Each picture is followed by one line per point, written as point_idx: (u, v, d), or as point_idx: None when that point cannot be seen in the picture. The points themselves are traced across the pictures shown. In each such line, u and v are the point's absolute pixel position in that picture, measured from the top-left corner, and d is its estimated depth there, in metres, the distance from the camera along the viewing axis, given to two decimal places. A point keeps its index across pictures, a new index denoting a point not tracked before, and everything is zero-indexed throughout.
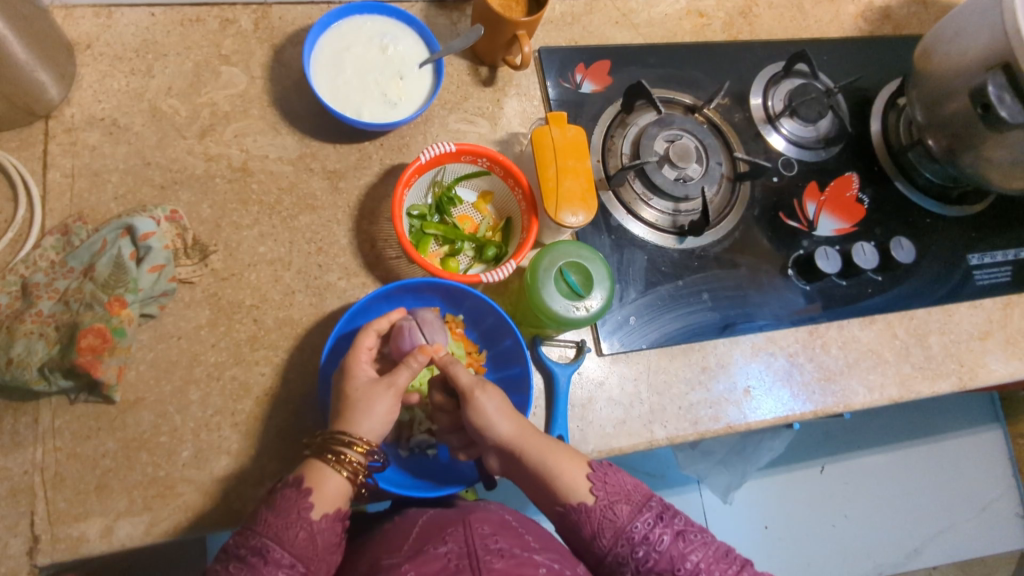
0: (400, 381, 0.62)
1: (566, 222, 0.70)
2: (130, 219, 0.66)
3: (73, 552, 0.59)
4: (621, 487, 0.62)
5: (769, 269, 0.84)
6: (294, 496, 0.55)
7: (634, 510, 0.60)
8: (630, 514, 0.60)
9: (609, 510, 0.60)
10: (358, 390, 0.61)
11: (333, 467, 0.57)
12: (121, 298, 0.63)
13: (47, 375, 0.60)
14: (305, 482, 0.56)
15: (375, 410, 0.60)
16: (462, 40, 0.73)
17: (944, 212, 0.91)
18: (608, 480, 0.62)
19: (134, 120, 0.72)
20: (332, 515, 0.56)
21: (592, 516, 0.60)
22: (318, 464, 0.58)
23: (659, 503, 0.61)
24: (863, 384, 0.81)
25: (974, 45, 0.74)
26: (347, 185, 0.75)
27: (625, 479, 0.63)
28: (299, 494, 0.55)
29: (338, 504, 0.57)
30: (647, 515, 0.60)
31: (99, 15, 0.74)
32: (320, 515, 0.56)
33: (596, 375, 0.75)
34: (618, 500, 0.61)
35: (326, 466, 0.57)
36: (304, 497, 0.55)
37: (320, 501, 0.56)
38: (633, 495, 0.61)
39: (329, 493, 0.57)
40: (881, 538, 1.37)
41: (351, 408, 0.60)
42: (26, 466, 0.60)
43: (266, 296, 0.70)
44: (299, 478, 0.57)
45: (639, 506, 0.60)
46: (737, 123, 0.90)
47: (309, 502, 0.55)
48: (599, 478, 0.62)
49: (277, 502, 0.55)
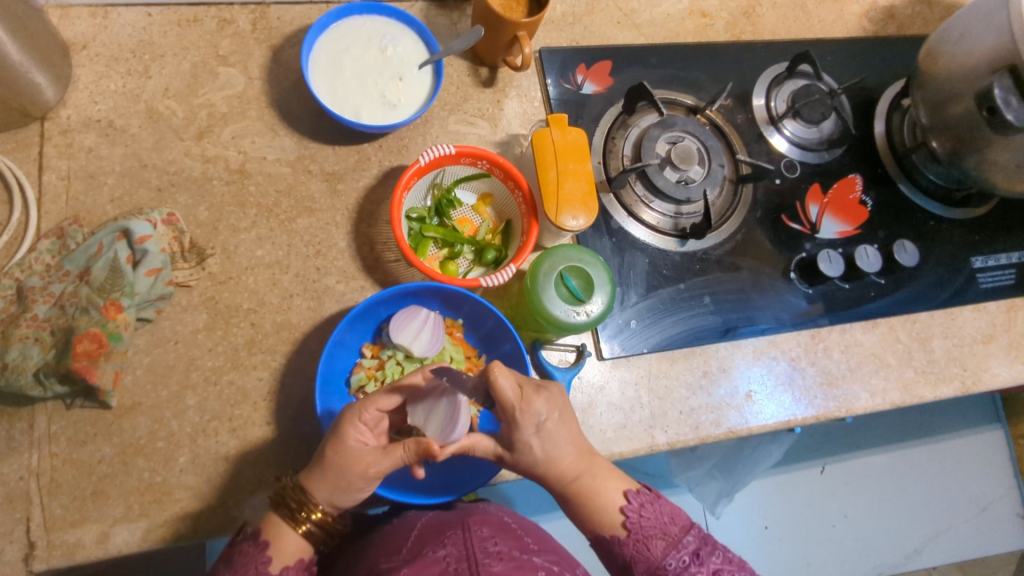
0: (386, 465, 0.57)
1: (566, 226, 0.69)
2: (127, 222, 0.65)
3: (69, 559, 0.59)
4: (657, 519, 0.63)
5: (771, 272, 0.84)
6: (251, 552, 0.56)
7: (669, 546, 0.61)
8: (665, 550, 0.61)
9: (642, 544, 0.62)
10: (342, 466, 0.56)
11: (291, 524, 0.57)
12: (117, 302, 0.62)
13: (42, 381, 0.59)
14: (263, 535, 0.57)
15: (353, 492, 0.57)
16: (463, 41, 0.72)
17: (948, 214, 0.91)
18: (644, 513, 0.64)
19: (131, 122, 0.71)
20: (295, 567, 0.57)
21: (626, 548, 0.62)
22: (277, 520, 0.58)
23: (695, 537, 0.62)
24: (865, 389, 0.81)
25: (981, 47, 0.73)
26: (345, 187, 0.75)
27: (663, 510, 0.65)
28: (256, 548, 0.56)
29: (300, 555, 0.58)
30: (682, 552, 0.61)
31: (95, 15, 0.73)
32: (281, 569, 0.56)
33: (597, 379, 0.74)
34: (654, 534, 0.62)
35: (286, 522, 0.57)
36: (261, 552, 0.56)
37: (279, 555, 0.56)
38: (669, 529, 0.63)
39: (287, 549, 0.57)
40: (881, 539, 1.37)
41: (323, 475, 0.56)
42: (21, 472, 0.60)
43: (264, 299, 0.69)
44: (257, 531, 0.57)
45: (674, 542, 0.62)
46: (740, 124, 0.89)
47: (266, 557, 0.56)
48: (634, 511, 0.64)
49: (235, 557, 0.56)
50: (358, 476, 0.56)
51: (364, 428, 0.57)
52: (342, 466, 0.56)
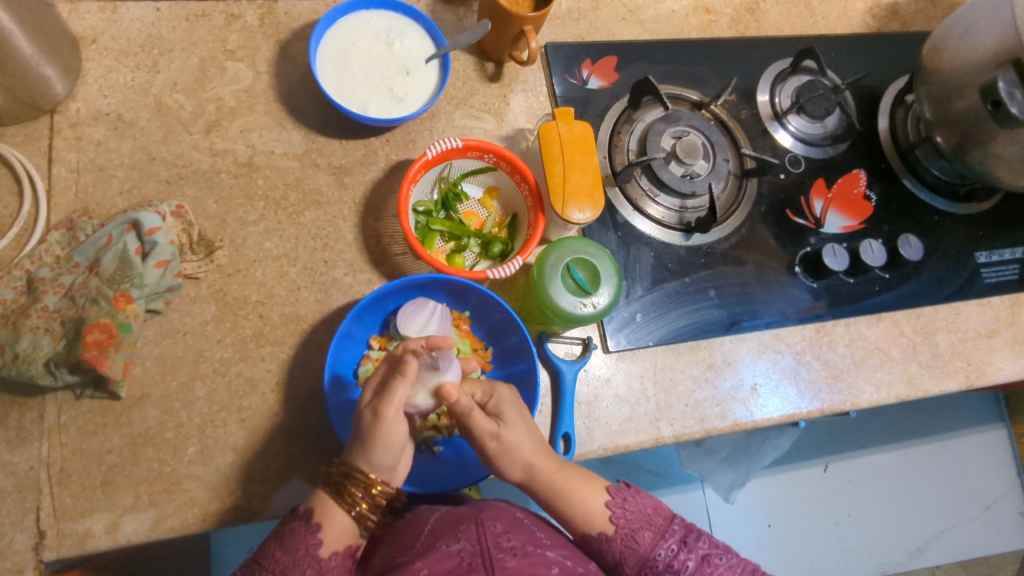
0: (401, 399, 0.57)
1: (573, 218, 0.69)
2: (137, 215, 0.66)
3: (79, 548, 0.59)
4: (641, 511, 0.64)
5: (776, 266, 0.84)
6: (301, 531, 0.56)
7: (657, 536, 0.63)
8: (653, 541, 0.62)
9: (631, 539, 0.62)
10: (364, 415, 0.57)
11: (338, 504, 0.58)
12: (127, 294, 0.63)
13: (52, 371, 0.60)
14: (313, 517, 0.57)
15: (377, 437, 0.56)
16: (469, 35, 0.72)
17: (951, 209, 0.91)
18: (627, 507, 0.64)
19: (139, 115, 0.71)
20: (342, 552, 0.57)
21: (613, 546, 0.62)
22: (325, 496, 0.58)
23: (680, 525, 0.64)
24: (869, 382, 0.81)
25: (985, 41, 0.74)
26: (352, 181, 0.75)
27: (645, 502, 0.65)
28: (307, 528, 0.56)
29: (348, 541, 0.57)
30: (670, 540, 0.63)
31: (104, 10, 0.74)
32: (330, 553, 0.56)
33: (603, 372, 0.74)
34: (641, 527, 0.63)
35: (334, 501, 0.58)
36: (312, 533, 0.56)
37: (328, 537, 0.56)
38: (654, 520, 0.64)
39: (334, 530, 0.57)
40: (884, 537, 1.37)
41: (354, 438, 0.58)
42: (32, 462, 0.60)
43: (272, 292, 0.70)
44: (308, 511, 0.57)
45: (661, 532, 0.63)
46: (744, 120, 0.89)
47: (316, 539, 0.56)
48: (619, 505, 0.64)
49: (285, 536, 0.56)
50: (375, 417, 0.56)
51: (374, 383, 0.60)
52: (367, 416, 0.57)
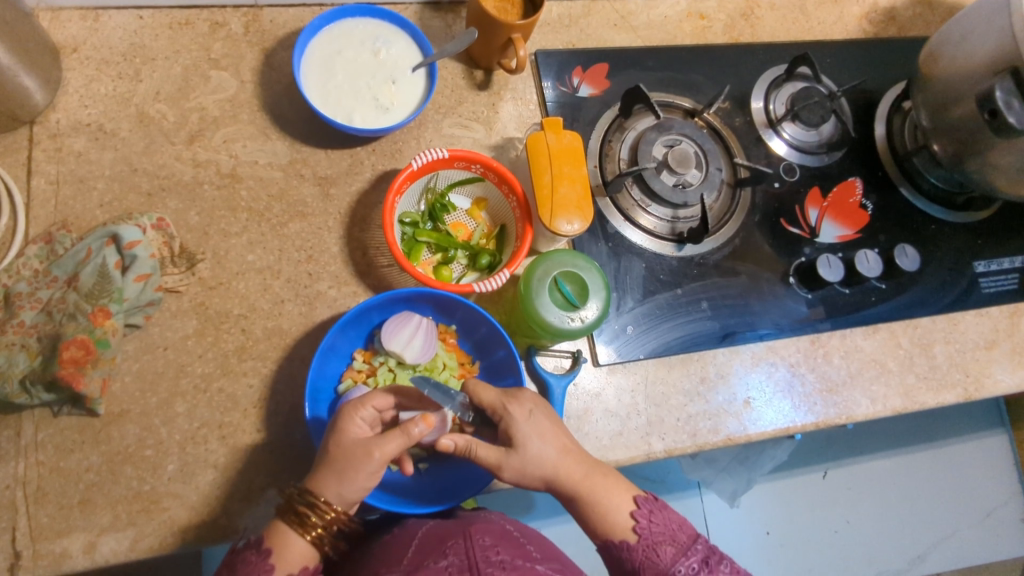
0: (392, 449, 0.56)
1: (561, 231, 0.68)
2: (116, 228, 0.65)
3: (55, 569, 0.58)
4: (666, 525, 0.61)
5: (770, 277, 0.83)
6: (253, 560, 0.54)
7: (678, 553, 0.59)
8: (674, 556, 0.59)
9: (651, 551, 0.59)
10: (347, 450, 0.55)
11: (294, 529, 0.55)
12: (105, 309, 0.62)
13: (28, 389, 0.59)
14: (265, 543, 0.55)
15: (353, 471, 0.55)
16: (456, 44, 0.71)
17: (950, 218, 0.89)
18: (653, 518, 0.61)
19: (121, 125, 0.70)
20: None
21: (634, 553, 0.60)
22: (280, 522, 0.56)
23: (704, 546, 0.60)
24: (865, 395, 0.79)
25: (983, 49, 0.72)
26: (338, 191, 0.74)
27: (672, 517, 0.62)
28: (259, 557, 0.54)
29: (304, 562, 0.55)
30: (691, 559, 0.59)
31: (86, 18, 0.73)
32: None
33: (593, 386, 0.73)
34: (663, 541, 0.60)
35: (289, 526, 0.55)
36: (264, 560, 0.54)
37: (282, 563, 0.54)
38: (678, 535, 0.61)
39: (291, 556, 0.54)
40: (883, 545, 1.35)
41: (326, 463, 0.56)
42: (7, 481, 0.59)
43: (255, 305, 0.68)
44: (260, 539, 0.55)
45: (684, 549, 0.59)
46: (738, 127, 0.88)
47: (270, 565, 0.53)
48: (644, 516, 0.61)
49: (238, 566, 0.54)
50: (361, 451, 0.55)
51: (361, 417, 0.58)
52: (349, 452, 0.55)
